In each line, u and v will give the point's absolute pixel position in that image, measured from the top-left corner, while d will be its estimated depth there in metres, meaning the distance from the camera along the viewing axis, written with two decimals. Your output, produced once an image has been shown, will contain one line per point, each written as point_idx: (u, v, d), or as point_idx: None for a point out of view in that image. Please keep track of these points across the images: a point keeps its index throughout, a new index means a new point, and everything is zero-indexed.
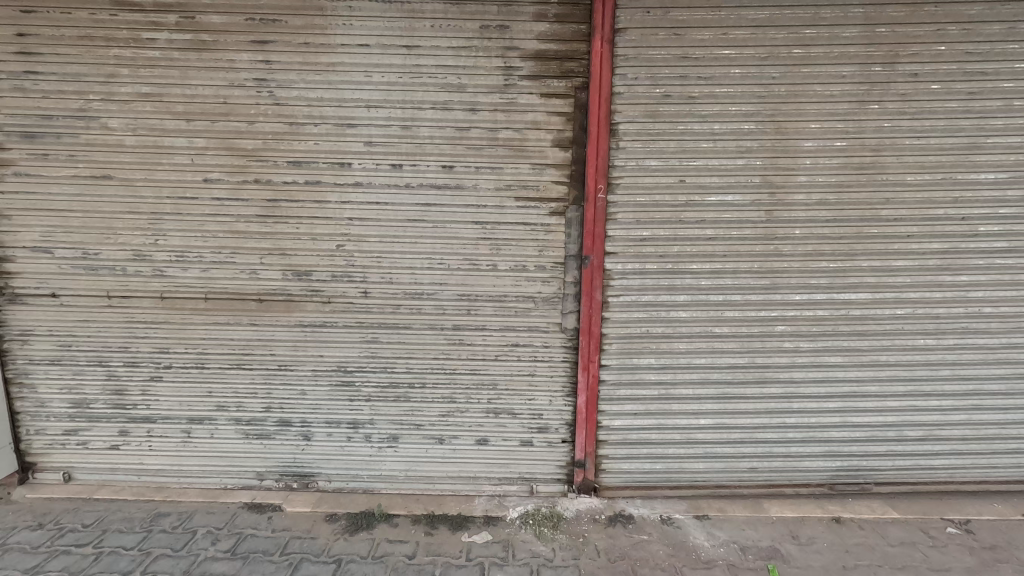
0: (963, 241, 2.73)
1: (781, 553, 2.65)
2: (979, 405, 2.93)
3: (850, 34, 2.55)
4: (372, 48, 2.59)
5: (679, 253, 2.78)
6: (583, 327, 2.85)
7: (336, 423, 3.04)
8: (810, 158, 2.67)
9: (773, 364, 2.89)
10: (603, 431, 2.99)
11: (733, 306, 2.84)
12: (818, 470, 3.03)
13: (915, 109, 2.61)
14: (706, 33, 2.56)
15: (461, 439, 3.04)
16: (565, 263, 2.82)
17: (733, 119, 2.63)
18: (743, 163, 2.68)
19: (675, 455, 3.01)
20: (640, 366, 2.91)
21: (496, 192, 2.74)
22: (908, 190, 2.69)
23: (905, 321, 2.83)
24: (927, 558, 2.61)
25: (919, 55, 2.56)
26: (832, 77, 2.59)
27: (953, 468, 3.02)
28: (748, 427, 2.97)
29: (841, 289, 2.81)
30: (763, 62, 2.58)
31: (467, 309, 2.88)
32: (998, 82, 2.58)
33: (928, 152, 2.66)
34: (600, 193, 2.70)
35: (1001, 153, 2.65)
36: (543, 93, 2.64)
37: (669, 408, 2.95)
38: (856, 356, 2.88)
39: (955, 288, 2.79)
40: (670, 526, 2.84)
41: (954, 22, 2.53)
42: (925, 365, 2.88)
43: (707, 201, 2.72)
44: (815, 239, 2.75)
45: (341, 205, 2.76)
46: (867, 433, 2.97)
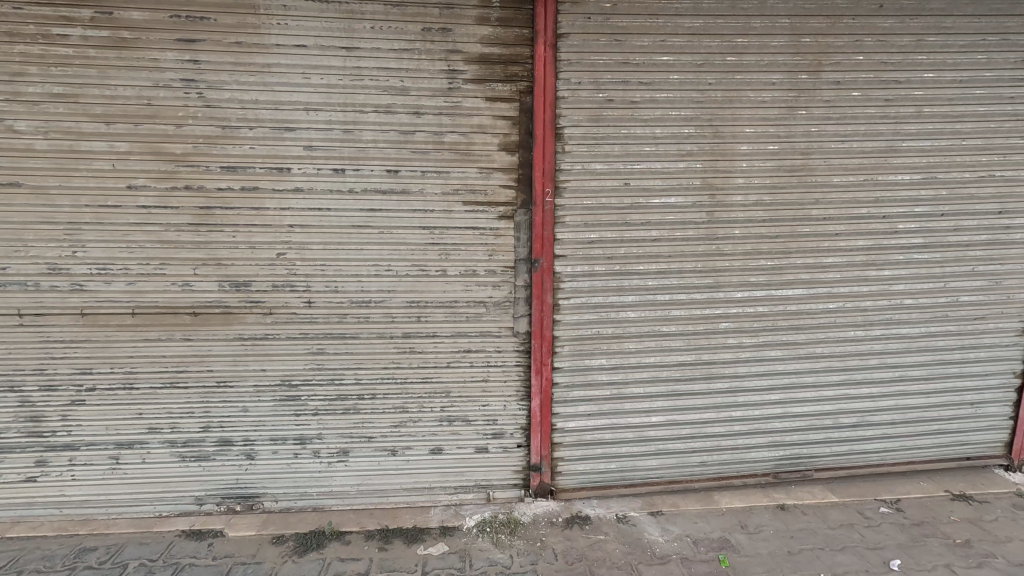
0: (885, 238, 2.92)
1: (731, 542, 2.73)
2: (905, 390, 3.13)
3: (778, 44, 2.68)
4: (310, 49, 2.50)
5: (627, 254, 2.83)
6: (535, 330, 2.85)
7: (281, 440, 2.91)
8: (746, 161, 2.78)
9: (718, 359, 2.99)
10: (558, 433, 3.00)
11: (680, 305, 2.91)
12: (763, 461, 3.15)
13: (839, 115, 2.78)
14: (645, 40, 2.62)
15: (414, 449, 2.97)
16: (515, 267, 2.81)
17: (673, 124, 2.71)
18: (684, 166, 2.76)
19: (629, 453, 3.06)
20: (593, 367, 2.94)
21: (443, 196, 2.70)
22: (835, 191, 2.85)
23: (837, 314, 3.00)
24: (864, 538, 2.75)
25: (840, 64, 2.72)
26: (763, 84, 2.71)
27: (884, 451, 3.21)
28: (697, 422, 3.06)
29: (778, 285, 2.94)
30: (699, 68, 2.67)
31: (417, 316, 2.82)
32: (910, 90, 2.78)
33: (851, 155, 2.83)
34: (548, 196, 2.72)
35: (915, 156, 2.85)
36: (488, 97, 2.63)
37: (621, 407, 2.99)
38: (794, 349, 3.02)
39: (879, 282, 2.97)
40: (626, 524, 2.87)
41: (871, 33, 2.71)
42: (856, 355, 3.06)
43: (651, 203, 2.79)
44: (753, 239, 2.87)
45: (281, 212, 2.64)
46: (807, 421, 3.11)
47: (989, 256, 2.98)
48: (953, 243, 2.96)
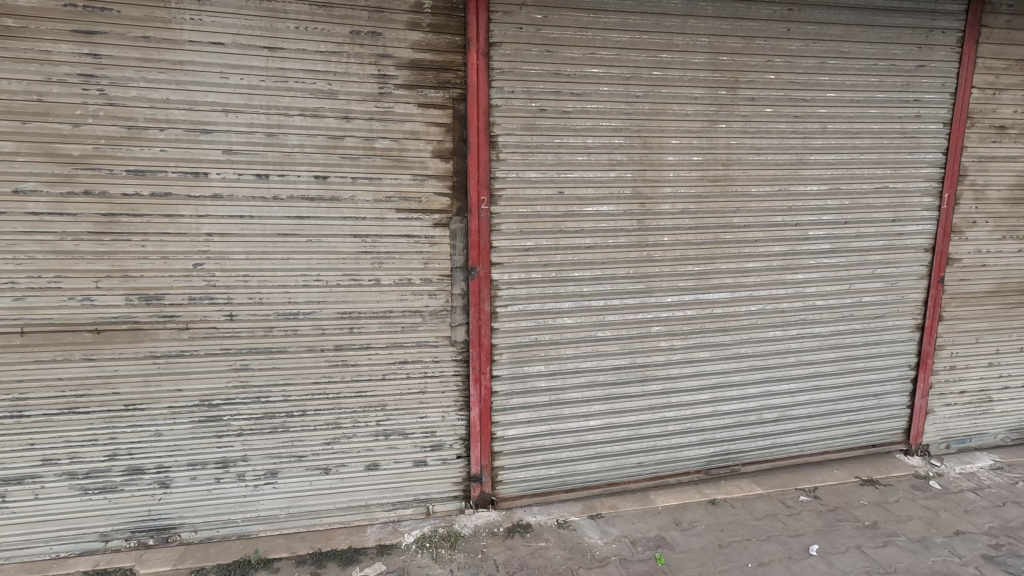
0: (798, 244, 3.15)
1: (667, 540, 2.81)
2: (819, 385, 3.36)
3: (699, 61, 2.83)
4: (228, 48, 2.36)
5: (562, 261, 2.87)
6: (473, 339, 2.82)
7: (201, 465, 2.69)
8: (672, 171, 2.91)
9: (652, 362, 3.09)
10: (498, 442, 2.98)
11: (614, 310, 2.99)
12: (695, 458, 3.28)
13: (754, 129, 2.97)
14: (576, 52, 2.68)
15: (349, 466, 2.84)
16: (452, 275, 2.77)
17: (604, 134, 2.79)
18: (615, 175, 2.84)
19: (568, 458, 3.09)
20: (531, 374, 2.95)
21: (376, 203, 2.62)
22: (753, 201, 3.04)
23: (758, 316, 3.18)
24: (786, 526, 2.92)
25: (755, 82, 2.92)
26: (686, 98, 2.85)
27: (802, 443, 3.43)
28: (633, 424, 3.14)
29: (705, 289, 3.08)
30: (627, 81, 2.76)
31: (350, 327, 2.71)
32: (816, 108, 3.02)
33: (767, 167, 3.02)
34: (483, 204, 2.71)
35: (822, 168, 3.10)
36: (421, 103, 2.59)
37: (560, 413, 3.02)
38: (720, 349, 3.17)
39: (794, 285, 3.19)
40: (566, 529, 2.89)
41: (781, 55, 2.92)
42: (776, 354, 3.25)
43: (585, 211, 2.85)
44: (681, 245, 3.00)
45: (197, 219, 2.47)
46: (733, 418, 3.28)
47: (886, 260, 3.28)
48: (856, 248, 3.23)
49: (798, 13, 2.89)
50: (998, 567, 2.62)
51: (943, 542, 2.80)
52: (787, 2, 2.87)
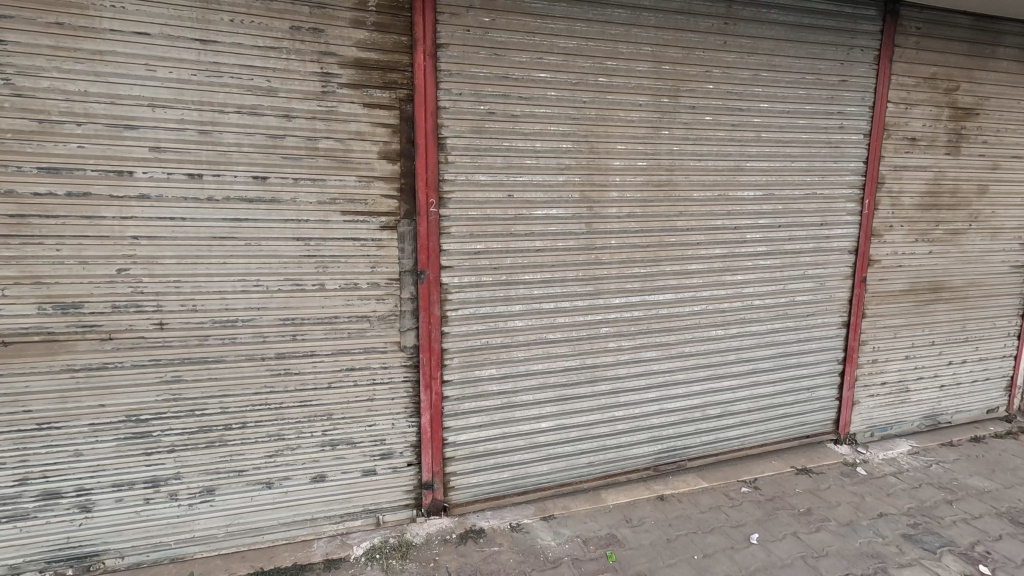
0: (736, 247, 3.30)
1: (617, 537, 2.86)
2: (757, 380, 3.53)
3: (642, 69, 2.91)
4: (154, 39, 2.21)
5: (512, 264, 2.87)
6: (423, 344, 2.77)
7: (127, 485, 2.50)
8: (618, 176, 2.98)
9: (601, 363, 3.15)
10: (450, 447, 2.94)
11: (564, 313, 3.02)
12: (643, 456, 3.37)
13: (695, 137, 3.08)
14: (524, 56, 2.70)
15: (293, 479, 2.73)
16: (401, 279, 2.72)
17: (552, 138, 2.82)
18: (564, 179, 2.88)
19: (521, 461, 3.09)
20: (482, 378, 2.93)
21: (320, 205, 2.53)
22: (695, 205, 3.16)
23: (701, 316, 3.31)
24: (729, 517, 3.05)
25: (695, 91, 3.04)
26: (631, 105, 2.93)
27: (743, 436, 3.59)
28: (584, 424, 3.18)
29: (651, 291, 3.17)
30: (574, 87, 2.81)
31: (293, 334, 2.60)
32: (751, 117, 3.18)
33: (707, 173, 3.15)
34: (432, 206, 2.68)
35: (757, 175, 3.26)
36: (367, 103, 2.53)
37: (512, 416, 3.01)
38: (666, 349, 3.27)
39: (734, 286, 3.34)
40: (519, 532, 2.89)
41: (719, 66, 3.06)
42: (718, 352, 3.39)
43: (534, 215, 2.86)
44: (628, 248, 3.07)
45: (121, 221, 2.30)
46: (679, 415, 3.38)
47: (815, 262, 3.50)
48: (789, 251, 3.42)
49: (734, 27, 3.04)
50: (917, 545, 2.83)
51: (869, 524, 3.00)
52: (723, 16, 3.01)
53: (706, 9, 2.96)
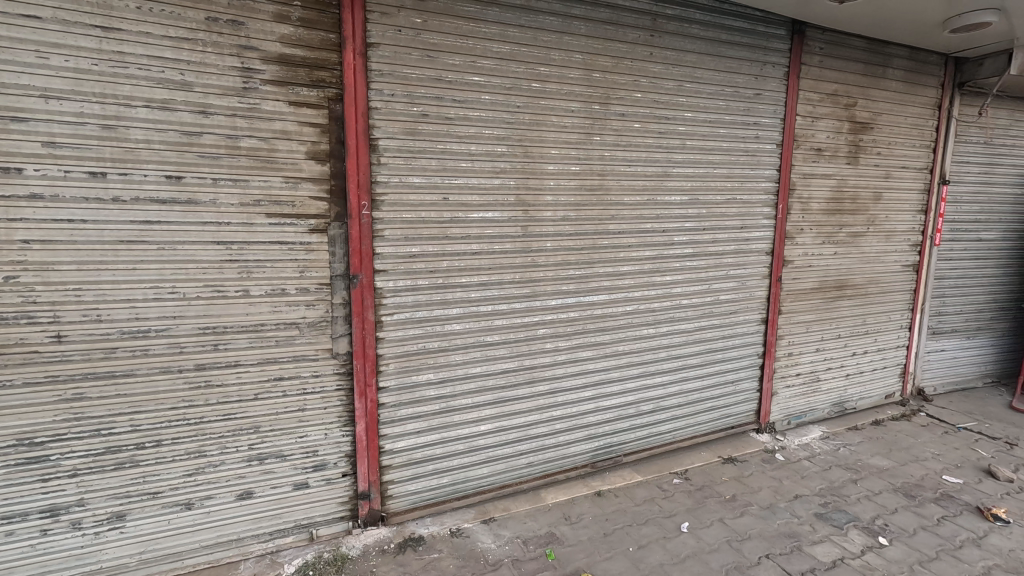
0: (665, 249, 3.45)
1: (556, 535, 2.90)
2: (686, 376, 3.71)
3: (574, 76, 2.99)
4: (46, 23, 2.01)
5: (449, 267, 2.85)
6: (357, 350, 2.69)
7: (21, 516, 2.25)
8: (553, 180, 3.03)
9: (539, 363, 3.19)
10: (387, 455, 2.87)
11: (501, 315, 3.04)
12: (581, 454, 3.45)
13: (625, 143, 3.20)
14: (457, 59, 2.69)
15: (216, 498, 2.56)
16: (332, 283, 2.63)
17: (487, 142, 2.83)
18: (499, 183, 2.89)
19: (460, 465, 3.07)
20: (420, 383, 2.89)
21: (242, 207, 2.40)
22: (626, 209, 3.28)
23: (633, 315, 3.43)
24: (662, 508, 3.18)
25: (624, 99, 3.15)
26: (564, 111, 3.00)
27: (674, 430, 3.76)
28: (523, 425, 3.21)
29: (586, 292, 3.25)
30: (508, 91, 2.83)
31: (214, 344, 2.45)
32: (676, 126, 3.34)
33: (636, 179, 3.28)
34: (364, 209, 2.61)
35: (683, 180, 3.43)
36: (293, 101, 2.43)
37: (450, 420, 2.99)
38: (601, 348, 3.36)
39: (663, 286, 3.49)
40: (459, 537, 2.87)
41: (646, 76, 3.19)
42: (650, 350, 3.53)
43: (470, 218, 2.86)
44: (564, 250, 3.14)
45: (8, 224, 2.07)
46: (614, 412, 3.49)
47: (737, 262, 3.73)
48: (713, 252, 3.63)
49: (659, 39, 3.18)
50: (827, 522, 3.07)
51: (786, 506, 3.22)
52: (649, 28, 3.14)
53: (633, 21, 3.09)
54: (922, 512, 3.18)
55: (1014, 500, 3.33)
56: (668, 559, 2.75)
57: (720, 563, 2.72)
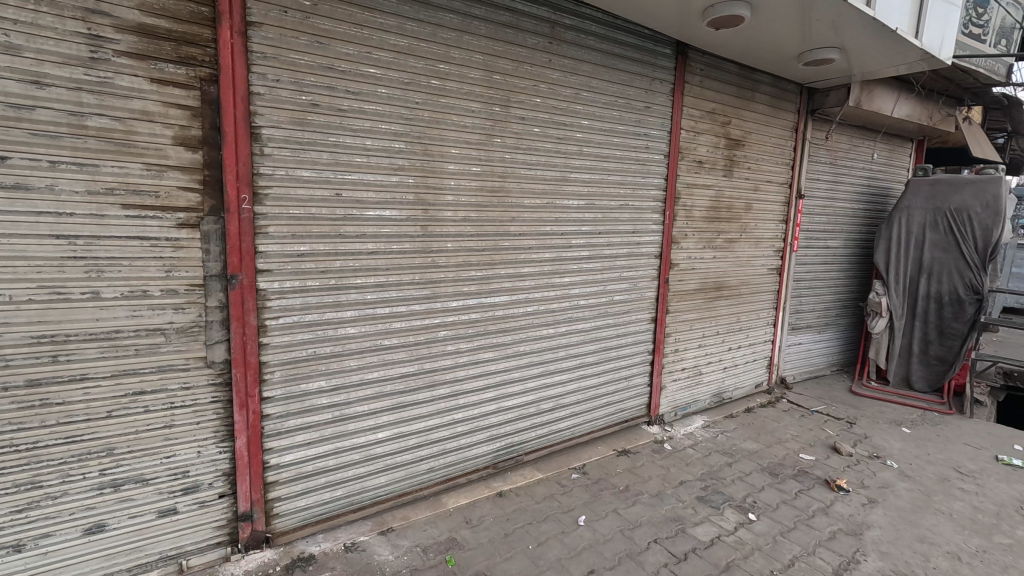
0: (564, 251, 3.56)
1: (457, 540, 2.86)
2: (584, 373, 3.85)
3: (474, 77, 2.97)
4: None
5: (342, 268, 2.70)
6: (236, 358, 2.45)
7: None
8: (453, 179, 2.99)
9: (439, 366, 3.12)
10: (272, 471, 2.64)
11: (400, 317, 2.93)
12: (483, 456, 3.44)
13: (525, 146, 3.25)
14: (350, 49, 2.55)
15: (56, 536, 2.18)
16: (205, 285, 2.37)
17: (383, 137, 2.72)
18: (397, 181, 2.79)
19: (355, 476, 2.92)
20: (310, 392, 2.70)
21: (89, 196, 2.08)
22: (526, 211, 3.33)
23: (533, 316, 3.49)
24: (561, 504, 3.26)
25: (524, 103, 3.20)
26: (464, 111, 2.97)
27: (572, 426, 3.89)
28: (424, 430, 3.13)
29: (487, 293, 3.25)
30: (406, 86, 2.75)
31: (52, 355, 2.09)
32: (573, 133, 3.46)
33: (536, 183, 3.34)
34: (244, 203, 2.38)
35: (580, 186, 3.56)
36: (156, 78, 2.15)
37: (344, 429, 2.83)
38: (503, 349, 3.38)
39: (561, 287, 3.60)
40: (354, 552, 2.71)
41: (545, 82, 3.26)
42: (550, 349, 3.62)
43: (365, 216, 2.73)
44: (464, 251, 3.11)
45: None
46: (515, 412, 3.53)
47: (629, 265, 3.95)
48: (608, 255, 3.81)
49: (557, 47, 3.28)
50: (707, 504, 3.34)
51: (673, 492, 3.46)
52: (547, 36, 3.22)
53: (532, 27, 3.15)
54: (783, 488, 3.57)
55: (853, 472, 3.86)
56: (565, 553, 2.82)
57: (613, 552, 2.85)
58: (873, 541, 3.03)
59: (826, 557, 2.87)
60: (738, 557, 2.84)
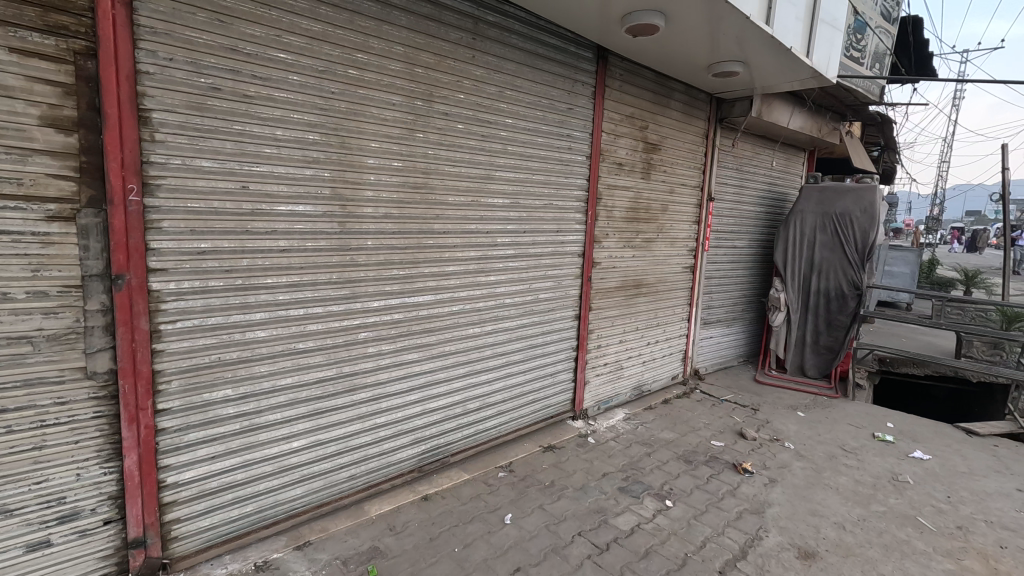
0: (489, 250, 3.55)
1: (379, 549, 2.75)
2: (510, 371, 3.86)
3: (394, 68, 2.87)
4: None
5: (250, 266, 2.50)
6: (124, 367, 2.19)
7: None
8: (373, 175, 2.87)
9: (360, 369, 2.99)
10: (169, 490, 2.40)
11: (316, 319, 2.77)
12: (408, 460, 3.35)
13: (448, 142, 3.19)
14: (257, 30, 2.37)
15: None
16: (84, 285, 2.10)
17: (295, 127, 2.55)
18: (311, 174, 2.63)
19: (268, 489, 2.73)
20: (214, 402, 2.47)
21: None
22: (450, 209, 3.27)
23: (459, 316, 3.45)
24: (487, 504, 3.25)
25: (447, 99, 3.14)
26: (384, 103, 2.85)
27: (499, 424, 3.89)
28: (343, 437, 2.99)
29: (410, 292, 3.16)
30: (320, 74, 2.59)
31: None
32: (498, 131, 3.45)
33: (461, 180, 3.30)
34: (131, 194, 2.13)
35: (505, 184, 3.56)
36: (16, 48, 1.87)
37: (254, 440, 2.63)
38: (427, 350, 3.31)
39: (487, 286, 3.58)
40: (266, 571, 2.53)
41: (468, 78, 3.22)
42: (476, 348, 3.59)
43: (276, 211, 2.55)
44: (386, 249, 2.99)
45: None
46: (441, 413, 3.46)
47: (554, 263, 4.02)
48: (533, 253, 3.84)
49: (481, 43, 3.25)
50: (628, 494, 3.47)
51: (596, 485, 3.56)
52: (470, 31, 3.18)
53: (454, 21, 3.09)
54: (696, 474, 3.79)
55: (756, 455, 4.18)
56: (491, 553, 2.80)
57: (538, 548, 2.87)
58: (773, 517, 3.29)
59: (733, 537, 3.07)
60: (656, 543, 2.97)
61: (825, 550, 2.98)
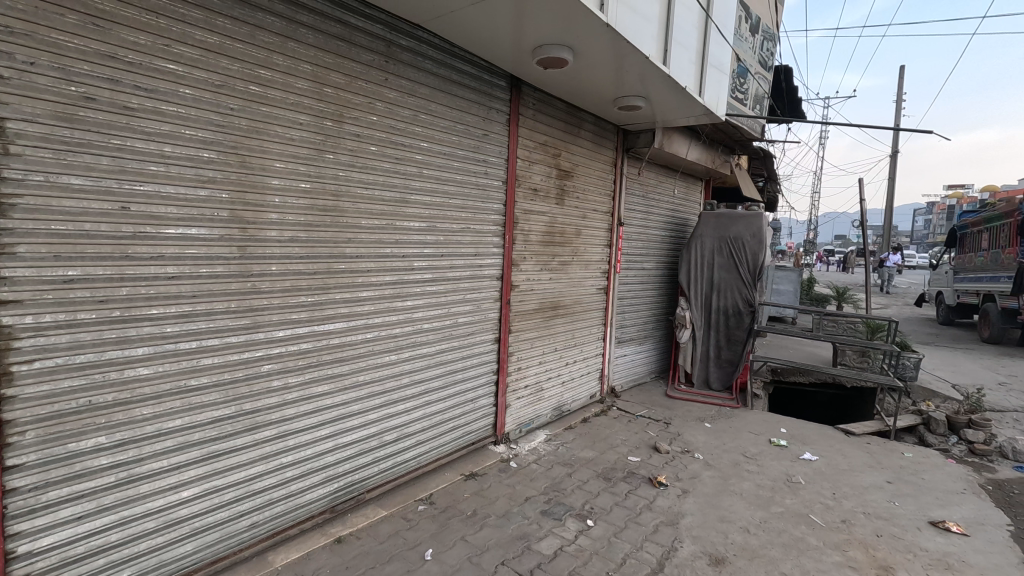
0: (405, 274, 3.46)
1: None
2: (429, 399, 3.75)
3: (301, 87, 2.75)
4: None
5: (132, 295, 2.23)
6: None
7: None
8: (277, 197, 2.70)
9: (262, 406, 2.75)
10: (22, 561, 2.03)
11: (211, 352, 2.52)
12: (318, 500, 3.11)
13: (361, 164, 3.10)
14: (142, 38, 2.17)
15: None
16: None
17: (188, 144, 2.35)
18: (206, 195, 2.42)
19: (151, 548, 2.39)
20: (82, 453, 2.15)
21: None
22: (363, 232, 3.16)
23: (373, 343, 3.30)
24: (406, 540, 3.08)
25: (359, 120, 3.06)
26: (290, 122, 2.72)
27: (418, 455, 3.75)
28: (243, 482, 2.72)
29: (320, 320, 2.98)
30: (217, 89, 2.42)
31: None
32: (413, 153, 3.41)
33: (374, 203, 3.20)
34: None
35: (421, 208, 3.51)
36: None
37: (134, 493, 2.31)
38: (339, 381, 3.12)
39: (403, 311, 3.47)
40: None
41: (381, 100, 3.17)
42: (392, 376, 3.45)
43: (163, 234, 2.31)
44: (292, 275, 2.81)
45: None
46: (355, 447, 3.27)
47: (472, 286, 4.00)
48: (451, 277, 3.81)
49: (394, 66, 3.22)
50: (550, 517, 3.46)
51: (518, 510, 3.52)
52: (383, 54, 3.15)
53: (366, 43, 3.04)
54: (615, 491, 3.88)
55: (670, 467, 4.37)
56: None
57: None
58: (687, 527, 3.43)
59: (651, 550, 3.16)
60: (579, 565, 2.97)
61: (734, 555, 3.15)
